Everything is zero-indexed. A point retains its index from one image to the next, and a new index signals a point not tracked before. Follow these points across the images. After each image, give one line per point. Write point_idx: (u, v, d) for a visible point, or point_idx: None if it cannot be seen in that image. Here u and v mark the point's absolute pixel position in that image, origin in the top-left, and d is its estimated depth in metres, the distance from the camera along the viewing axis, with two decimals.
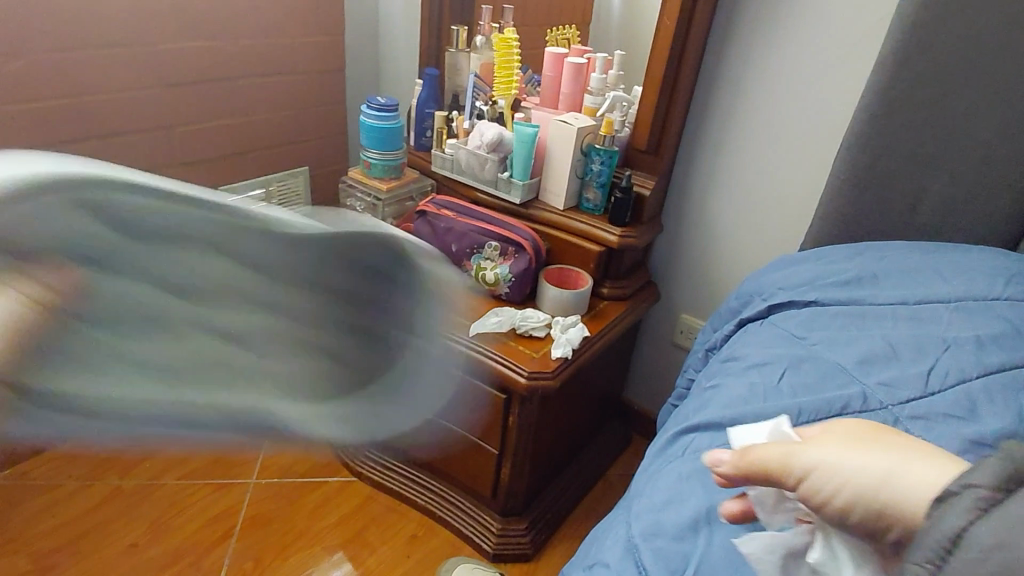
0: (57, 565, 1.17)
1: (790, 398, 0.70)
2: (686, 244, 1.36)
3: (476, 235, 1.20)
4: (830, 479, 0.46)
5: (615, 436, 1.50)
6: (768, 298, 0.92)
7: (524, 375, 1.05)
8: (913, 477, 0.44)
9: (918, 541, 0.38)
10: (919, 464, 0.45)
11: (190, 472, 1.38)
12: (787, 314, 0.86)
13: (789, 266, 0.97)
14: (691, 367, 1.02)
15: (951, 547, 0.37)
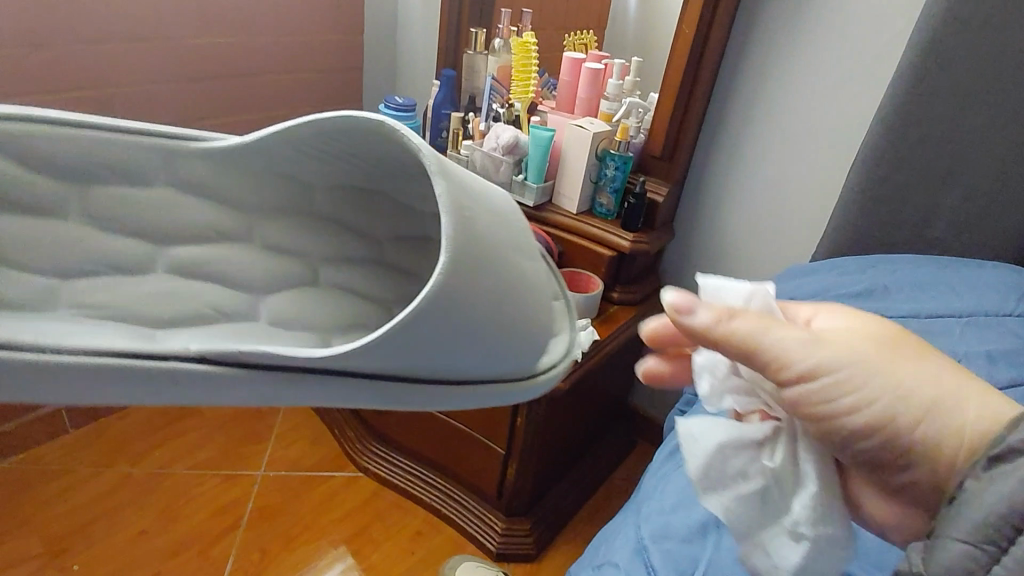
0: (66, 550, 1.18)
1: None
2: (697, 252, 1.36)
3: None
4: (852, 396, 0.47)
5: (620, 441, 1.52)
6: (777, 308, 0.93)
7: None
8: (956, 421, 0.46)
9: (1004, 494, 0.40)
10: (968, 402, 0.47)
11: (199, 462, 1.40)
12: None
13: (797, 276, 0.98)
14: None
15: (1017, 528, 0.39)
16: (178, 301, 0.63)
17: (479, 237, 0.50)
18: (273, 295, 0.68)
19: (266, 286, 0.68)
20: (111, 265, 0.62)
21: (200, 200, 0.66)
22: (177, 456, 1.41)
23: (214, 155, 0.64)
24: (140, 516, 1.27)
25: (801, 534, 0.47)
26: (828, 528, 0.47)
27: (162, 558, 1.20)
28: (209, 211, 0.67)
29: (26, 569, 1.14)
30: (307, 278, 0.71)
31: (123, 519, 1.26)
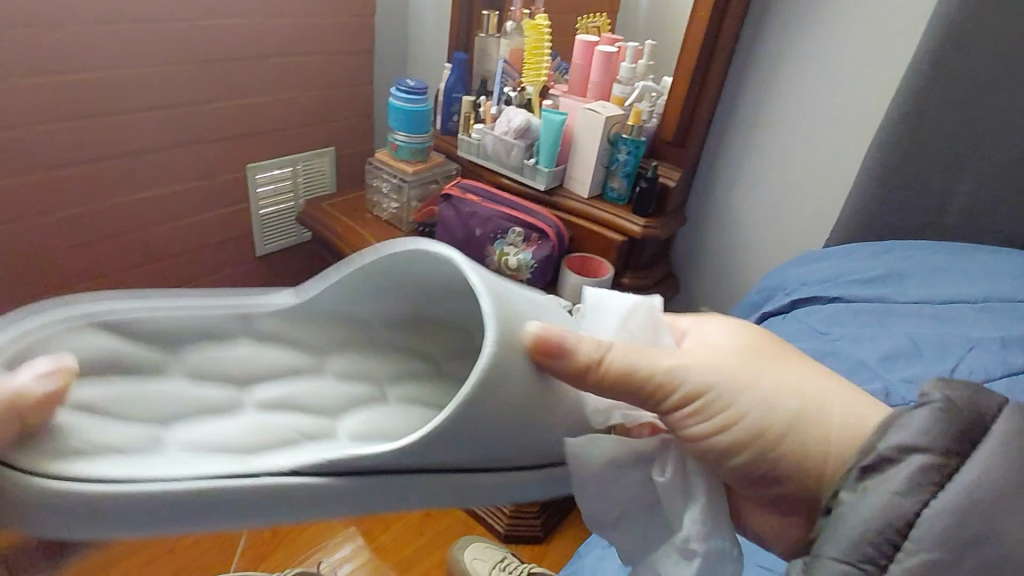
0: None
1: None
2: (708, 238, 1.36)
3: (500, 221, 1.23)
4: (733, 414, 0.52)
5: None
6: (789, 292, 0.93)
7: None
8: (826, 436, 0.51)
9: (878, 508, 0.43)
10: (837, 413, 0.52)
11: None
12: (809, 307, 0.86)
13: (810, 260, 0.98)
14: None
15: (905, 530, 0.42)
16: (265, 434, 0.55)
17: (524, 318, 0.52)
18: (351, 417, 0.60)
19: (342, 409, 0.61)
20: (198, 409, 0.56)
21: (280, 344, 0.63)
22: None
23: (288, 316, 0.63)
24: None
25: (694, 549, 0.51)
26: (717, 539, 0.52)
27: None
28: (288, 354, 0.63)
29: None
30: (378, 397, 0.63)
31: None
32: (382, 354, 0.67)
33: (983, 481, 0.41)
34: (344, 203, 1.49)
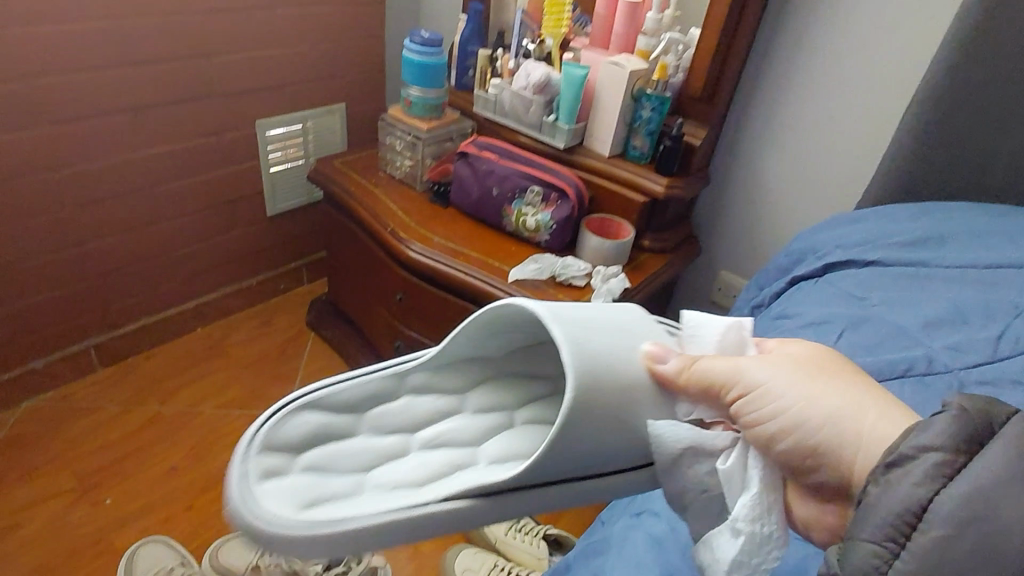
0: (100, 484, 1.22)
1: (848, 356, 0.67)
2: (731, 200, 1.32)
3: (518, 180, 1.18)
4: (775, 411, 0.52)
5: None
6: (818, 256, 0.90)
7: None
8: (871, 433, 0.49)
9: (891, 499, 0.42)
10: (871, 419, 0.50)
11: (227, 402, 1.43)
12: (842, 275, 0.82)
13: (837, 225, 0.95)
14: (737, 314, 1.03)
15: (915, 520, 0.41)
16: (427, 469, 0.61)
17: (599, 346, 0.56)
18: (491, 442, 0.64)
19: (481, 437, 0.65)
20: (377, 456, 0.63)
21: (431, 391, 0.68)
22: (204, 396, 1.43)
23: (431, 364, 0.68)
24: (170, 453, 1.29)
25: (747, 531, 0.52)
26: (770, 525, 0.52)
27: (194, 494, 1.24)
28: (438, 399, 0.67)
29: (61, 504, 1.17)
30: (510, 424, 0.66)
31: (154, 454, 1.29)
32: (511, 379, 0.71)
33: (995, 476, 0.39)
34: (356, 161, 1.44)
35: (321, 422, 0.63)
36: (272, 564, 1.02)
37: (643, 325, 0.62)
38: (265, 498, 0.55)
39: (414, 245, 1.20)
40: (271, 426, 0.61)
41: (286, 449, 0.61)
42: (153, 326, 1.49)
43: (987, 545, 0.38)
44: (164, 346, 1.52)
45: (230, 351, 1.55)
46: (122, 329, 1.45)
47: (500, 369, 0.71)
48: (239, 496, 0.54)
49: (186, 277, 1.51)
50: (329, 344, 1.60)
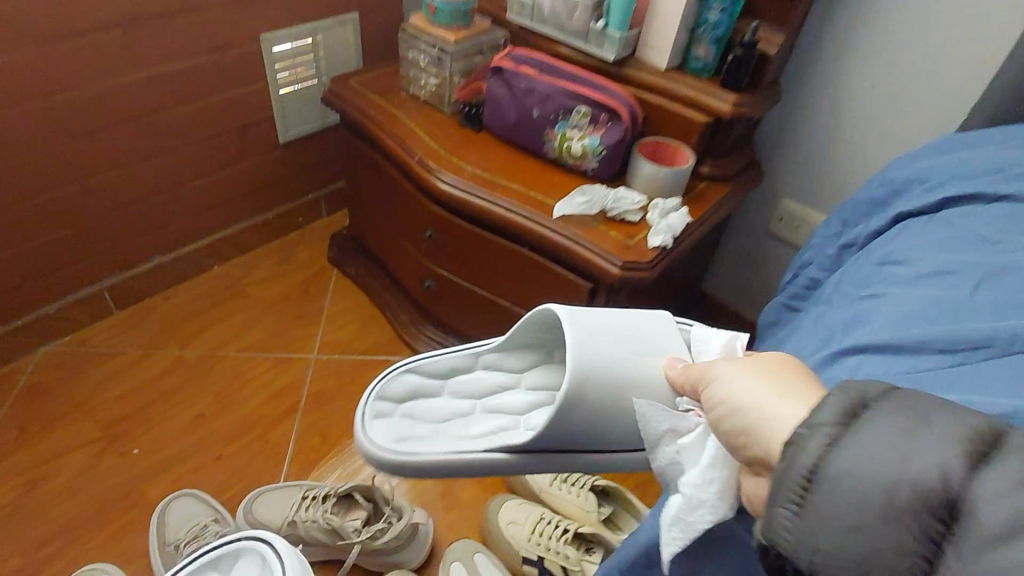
0: (126, 434, 1.17)
1: (995, 318, 0.55)
2: (803, 118, 1.16)
3: (562, 99, 1.04)
4: (715, 402, 0.50)
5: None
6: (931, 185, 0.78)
7: (617, 267, 0.94)
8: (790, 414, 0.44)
9: (779, 481, 0.39)
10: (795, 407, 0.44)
11: (251, 345, 1.36)
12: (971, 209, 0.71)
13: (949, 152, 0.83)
14: (812, 250, 0.93)
15: (810, 483, 0.37)
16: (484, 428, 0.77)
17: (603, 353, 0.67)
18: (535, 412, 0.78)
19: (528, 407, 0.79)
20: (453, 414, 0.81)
21: (498, 368, 0.84)
22: (227, 339, 1.36)
23: (502, 347, 0.83)
24: (196, 401, 1.24)
25: (695, 500, 0.52)
26: (723, 496, 0.51)
27: (222, 443, 1.19)
28: (502, 375, 0.83)
29: (87, 454, 1.13)
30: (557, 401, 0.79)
31: (179, 402, 1.24)
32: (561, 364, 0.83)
33: (869, 451, 0.36)
34: (375, 80, 1.29)
35: (419, 384, 0.84)
36: (308, 520, 0.97)
37: (659, 334, 0.71)
38: (374, 430, 0.78)
39: (445, 176, 1.08)
40: (382, 384, 0.82)
41: (393, 399, 0.82)
42: (168, 266, 1.41)
43: (863, 526, 0.35)
44: (181, 286, 1.44)
45: (250, 290, 1.46)
46: (135, 269, 1.36)
47: (553, 354, 0.84)
48: (359, 427, 0.78)
49: (199, 212, 1.41)
50: (354, 281, 1.50)
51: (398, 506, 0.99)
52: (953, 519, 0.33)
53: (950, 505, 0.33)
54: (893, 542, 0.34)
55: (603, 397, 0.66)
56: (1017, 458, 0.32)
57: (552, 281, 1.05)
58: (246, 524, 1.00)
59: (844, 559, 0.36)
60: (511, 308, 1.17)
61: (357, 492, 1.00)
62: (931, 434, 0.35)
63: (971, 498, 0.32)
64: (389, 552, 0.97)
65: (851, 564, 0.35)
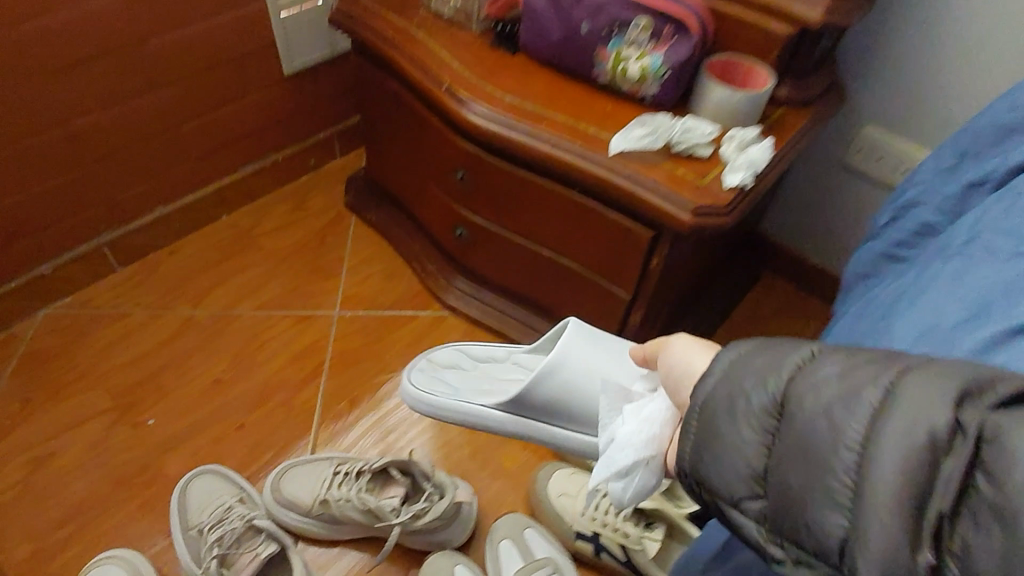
0: (140, 402, 1.09)
1: None
2: (897, 29, 0.99)
3: (617, 10, 0.87)
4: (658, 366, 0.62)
5: (738, 282, 1.29)
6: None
7: (688, 213, 0.80)
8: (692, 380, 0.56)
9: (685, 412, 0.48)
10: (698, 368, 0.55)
11: (268, 301, 1.25)
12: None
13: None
14: (917, 184, 0.82)
15: (699, 409, 0.47)
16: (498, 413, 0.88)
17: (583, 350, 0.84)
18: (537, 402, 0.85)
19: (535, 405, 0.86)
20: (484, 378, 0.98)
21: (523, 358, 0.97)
22: (241, 294, 1.25)
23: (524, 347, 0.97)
24: (213, 364, 1.15)
25: (624, 443, 0.66)
26: (646, 446, 0.64)
27: (242, 410, 1.10)
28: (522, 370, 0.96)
29: (100, 424, 1.06)
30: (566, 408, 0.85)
31: (195, 365, 1.14)
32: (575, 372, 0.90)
33: (730, 374, 0.46)
34: None
35: (460, 358, 1.01)
36: (342, 499, 0.88)
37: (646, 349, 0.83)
38: (418, 378, 0.97)
39: (478, 108, 0.93)
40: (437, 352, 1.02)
41: (437, 363, 1.01)
42: (172, 217, 1.28)
43: (726, 435, 0.45)
44: (189, 237, 1.33)
45: (263, 241, 1.34)
46: (137, 221, 1.24)
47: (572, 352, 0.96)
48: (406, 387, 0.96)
49: (201, 156, 1.27)
50: (376, 229, 1.37)
51: (439, 483, 0.89)
52: (784, 416, 0.43)
53: (783, 406, 0.43)
54: (745, 445, 0.44)
55: (570, 383, 0.83)
56: (834, 370, 0.41)
57: (605, 228, 0.92)
58: (273, 501, 0.92)
59: (714, 460, 0.45)
60: (555, 257, 1.03)
61: (392, 467, 0.90)
62: (788, 360, 0.44)
63: (799, 399, 0.42)
64: (430, 531, 0.89)
65: (720, 464, 0.45)
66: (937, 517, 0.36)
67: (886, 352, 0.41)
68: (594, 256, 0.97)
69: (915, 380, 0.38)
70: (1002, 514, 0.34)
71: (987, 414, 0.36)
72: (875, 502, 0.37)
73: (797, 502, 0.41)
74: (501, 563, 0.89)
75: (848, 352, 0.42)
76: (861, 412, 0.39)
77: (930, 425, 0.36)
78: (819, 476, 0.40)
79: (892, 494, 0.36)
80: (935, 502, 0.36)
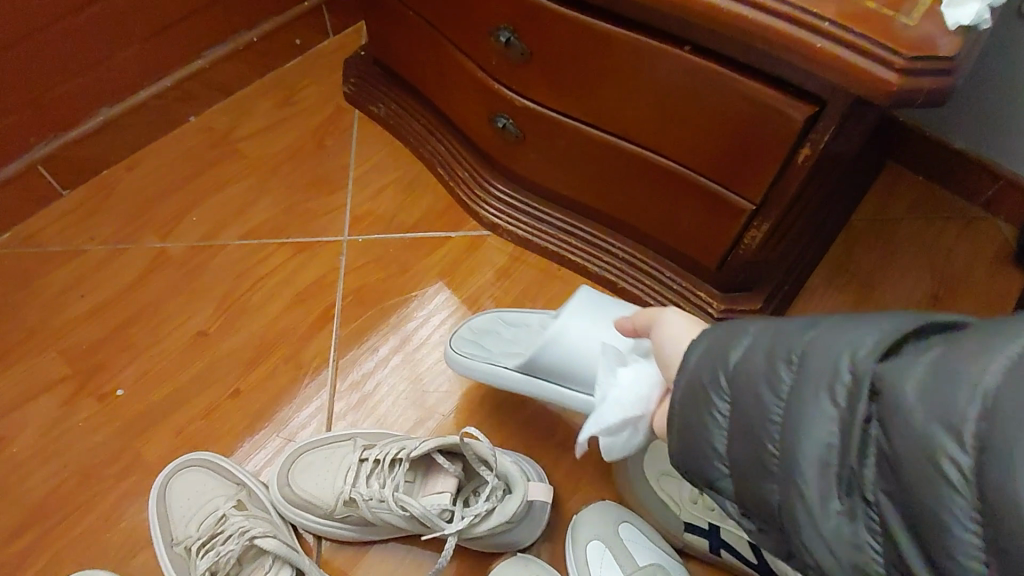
0: (106, 367, 0.85)
1: None
2: None
3: None
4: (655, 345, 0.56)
5: (859, 171, 1.00)
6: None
7: (897, 67, 0.51)
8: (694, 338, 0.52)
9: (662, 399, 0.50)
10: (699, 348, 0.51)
11: (258, 227, 0.98)
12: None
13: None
14: None
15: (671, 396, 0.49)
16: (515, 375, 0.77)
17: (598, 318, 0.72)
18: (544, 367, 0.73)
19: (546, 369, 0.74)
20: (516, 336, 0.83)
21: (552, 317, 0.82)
22: (223, 219, 0.98)
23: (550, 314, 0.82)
24: (194, 311, 0.90)
25: (613, 401, 0.58)
26: (634, 406, 0.56)
27: (238, 370, 0.86)
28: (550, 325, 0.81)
29: (60, 398, 0.83)
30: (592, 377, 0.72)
31: (172, 314, 0.89)
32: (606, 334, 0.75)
33: (689, 364, 0.46)
34: None
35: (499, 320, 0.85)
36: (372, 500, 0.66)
37: None
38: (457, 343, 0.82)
39: None
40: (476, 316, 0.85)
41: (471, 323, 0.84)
42: (123, 122, 0.99)
43: (695, 424, 0.45)
44: (151, 148, 1.04)
45: (246, 148, 1.05)
46: (78, 129, 0.95)
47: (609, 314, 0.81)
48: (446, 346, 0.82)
49: (149, 37, 0.95)
50: (387, 126, 1.07)
51: (503, 474, 0.67)
52: (730, 395, 0.44)
53: (729, 386, 0.44)
54: (710, 428, 0.45)
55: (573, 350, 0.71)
56: (768, 343, 0.43)
57: (729, 106, 0.62)
58: (282, 501, 0.69)
59: (685, 447, 0.47)
60: (641, 153, 0.74)
61: (438, 453, 0.67)
62: (735, 338, 0.45)
63: (740, 379, 0.43)
64: (494, 536, 0.66)
65: (684, 448, 0.47)
66: (852, 473, 0.38)
67: (806, 316, 0.43)
68: (704, 148, 0.68)
69: (827, 345, 0.40)
70: (892, 458, 0.36)
71: (876, 363, 0.38)
72: (805, 467, 0.39)
73: (748, 476, 0.42)
74: (591, 570, 0.68)
75: (778, 323, 0.44)
76: (784, 384, 0.41)
77: (833, 377, 0.39)
78: (758, 450, 0.42)
79: (815, 458, 0.39)
80: (849, 458, 0.38)
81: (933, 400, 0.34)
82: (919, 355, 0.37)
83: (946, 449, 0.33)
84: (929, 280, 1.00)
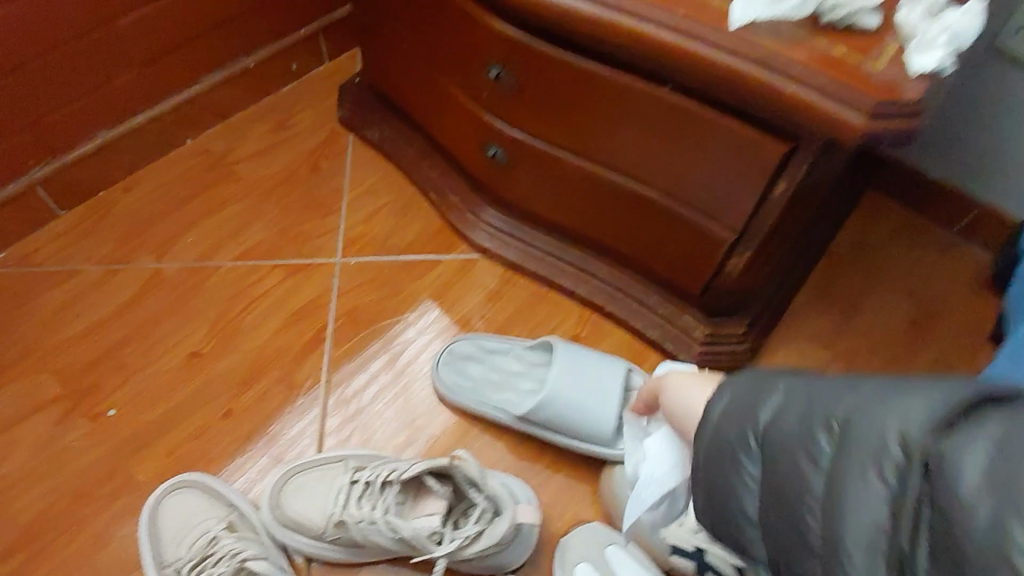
0: (100, 386, 0.86)
1: None
2: None
3: None
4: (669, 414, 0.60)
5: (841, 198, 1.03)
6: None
7: (862, 115, 0.54)
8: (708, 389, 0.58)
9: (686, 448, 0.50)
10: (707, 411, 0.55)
11: (252, 248, 0.99)
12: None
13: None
14: None
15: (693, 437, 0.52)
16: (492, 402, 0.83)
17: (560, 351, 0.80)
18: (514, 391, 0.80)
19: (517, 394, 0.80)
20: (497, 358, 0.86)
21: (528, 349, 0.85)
22: (217, 241, 0.99)
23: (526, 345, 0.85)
24: (188, 331, 0.91)
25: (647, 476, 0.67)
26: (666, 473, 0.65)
27: (230, 390, 0.87)
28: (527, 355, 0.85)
29: (53, 417, 0.83)
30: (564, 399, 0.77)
31: (165, 334, 0.90)
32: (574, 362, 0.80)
33: (708, 427, 0.47)
34: None
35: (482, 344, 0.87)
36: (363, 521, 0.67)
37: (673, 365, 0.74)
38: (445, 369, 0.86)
39: None
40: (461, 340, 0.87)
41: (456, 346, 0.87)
42: (120, 145, 1.00)
43: (719, 490, 0.45)
44: (148, 170, 1.05)
45: (242, 171, 1.07)
46: (75, 150, 0.96)
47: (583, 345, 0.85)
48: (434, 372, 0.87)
49: (149, 62, 0.97)
50: (380, 150, 1.09)
51: (493, 496, 0.68)
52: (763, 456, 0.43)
53: (758, 448, 0.43)
54: (735, 493, 0.44)
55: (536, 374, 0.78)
56: (804, 408, 0.42)
57: (709, 142, 0.66)
58: (274, 521, 0.70)
59: (717, 507, 0.45)
60: (626, 182, 0.77)
61: (429, 475, 0.68)
62: (767, 400, 0.44)
63: (771, 440, 0.42)
64: (484, 557, 0.67)
65: (720, 512, 0.45)
66: (904, 556, 0.34)
67: (850, 385, 0.41)
68: (686, 182, 0.71)
69: (873, 416, 0.38)
70: (949, 544, 0.33)
71: (931, 439, 0.35)
72: (848, 547, 0.36)
73: (787, 548, 0.40)
74: None
75: (812, 382, 0.43)
76: (823, 451, 0.39)
77: (879, 450, 0.37)
78: (800, 523, 0.39)
79: (865, 541, 0.35)
80: (899, 538, 0.34)
81: (999, 485, 0.31)
82: (977, 431, 0.34)
83: (1014, 538, 0.30)
84: (909, 305, 1.02)
